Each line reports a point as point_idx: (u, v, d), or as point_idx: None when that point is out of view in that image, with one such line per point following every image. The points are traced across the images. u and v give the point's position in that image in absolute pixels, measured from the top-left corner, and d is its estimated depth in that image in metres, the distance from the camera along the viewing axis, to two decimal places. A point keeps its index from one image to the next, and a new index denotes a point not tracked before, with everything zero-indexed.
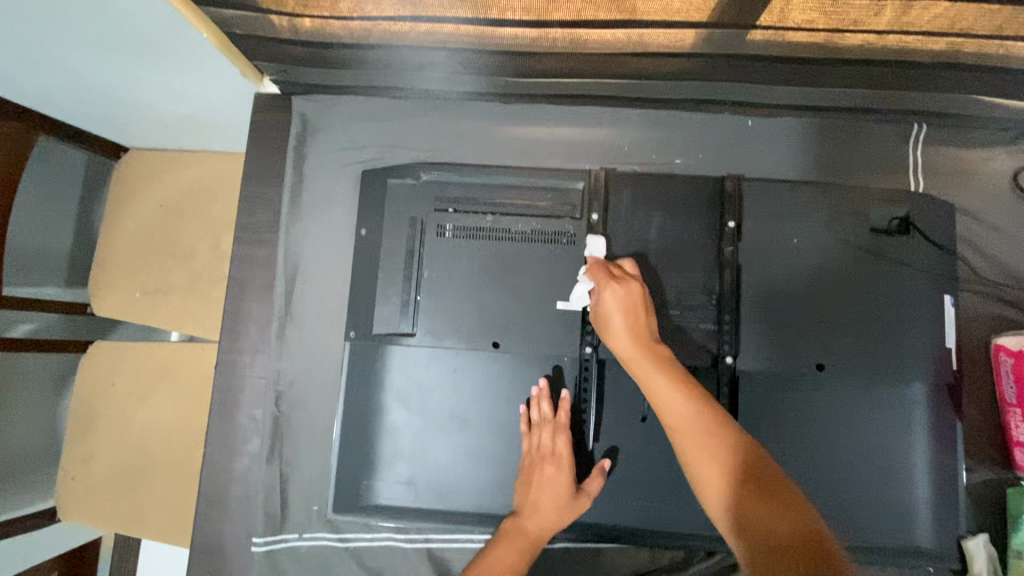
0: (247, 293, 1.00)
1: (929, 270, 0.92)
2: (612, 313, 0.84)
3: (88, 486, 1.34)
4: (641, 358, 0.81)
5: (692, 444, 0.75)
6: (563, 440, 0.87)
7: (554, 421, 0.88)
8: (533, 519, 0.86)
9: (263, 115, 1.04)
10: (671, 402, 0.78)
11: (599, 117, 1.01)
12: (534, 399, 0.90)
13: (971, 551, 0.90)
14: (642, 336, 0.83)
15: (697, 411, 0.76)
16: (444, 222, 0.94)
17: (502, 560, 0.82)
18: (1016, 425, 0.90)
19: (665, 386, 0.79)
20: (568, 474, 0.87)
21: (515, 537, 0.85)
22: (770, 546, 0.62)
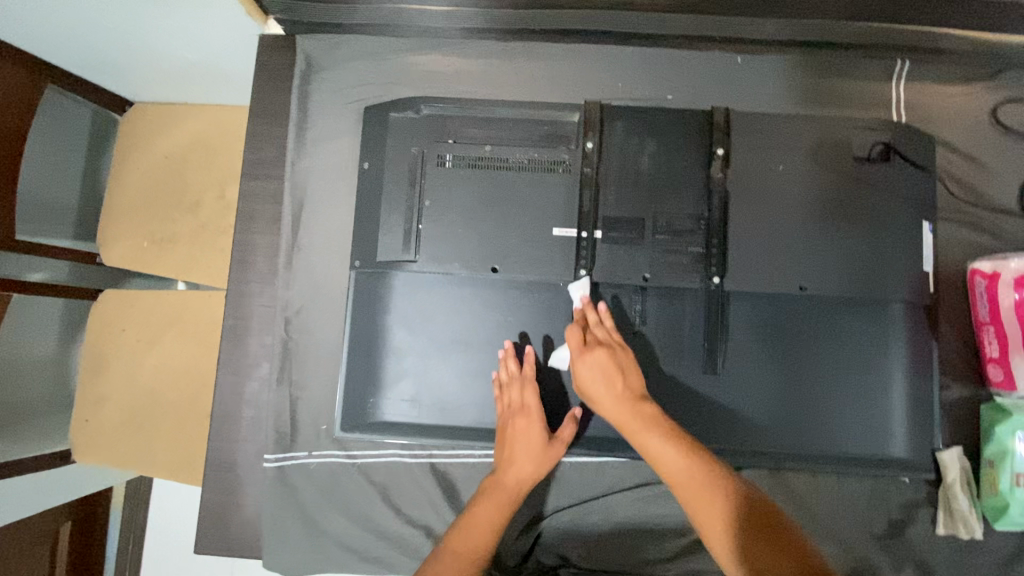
0: (256, 226, 1.05)
1: (908, 196, 0.96)
2: (595, 383, 0.86)
3: (101, 426, 1.38)
4: (628, 420, 0.83)
5: (696, 500, 0.78)
6: (530, 393, 0.91)
7: (521, 377, 0.92)
8: (508, 473, 0.90)
9: (269, 56, 1.09)
10: (667, 461, 0.81)
11: (595, 53, 1.04)
12: (501, 359, 0.94)
13: (945, 462, 0.95)
14: (627, 399, 0.85)
15: (689, 461, 0.80)
16: (444, 152, 0.98)
17: (485, 516, 0.87)
18: (988, 341, 0.95)
19: (659, 446, 0.81)
20: (539, 424, 0.91)
21: (495, 493, 0.89)
22: None
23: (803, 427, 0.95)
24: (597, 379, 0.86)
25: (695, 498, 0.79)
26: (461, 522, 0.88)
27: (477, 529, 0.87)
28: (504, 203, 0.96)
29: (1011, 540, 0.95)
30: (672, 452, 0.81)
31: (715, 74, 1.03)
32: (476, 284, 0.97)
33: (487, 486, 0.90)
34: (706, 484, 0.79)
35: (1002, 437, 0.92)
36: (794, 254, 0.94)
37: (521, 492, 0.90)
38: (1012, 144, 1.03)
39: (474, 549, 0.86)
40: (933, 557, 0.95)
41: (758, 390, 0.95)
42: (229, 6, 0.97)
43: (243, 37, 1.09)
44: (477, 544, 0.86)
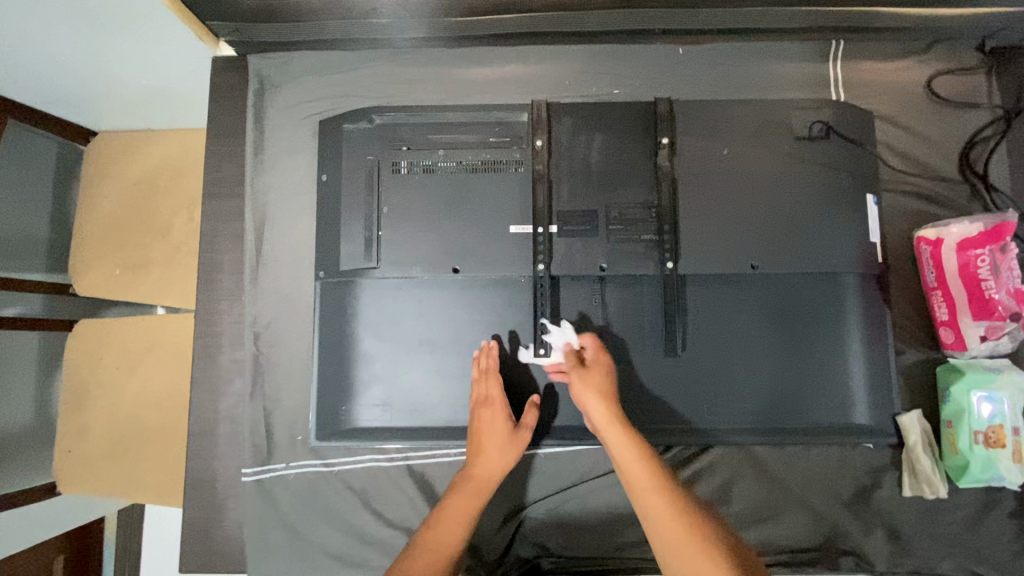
0: (221, 244, 1.06)
1: (850, 171, 0.99)
2: (586, 390, 0.89)
3: (84, 455, 1.39)
4: (605, 419, 0.87)
5: (656, 509, 0.79)
6: (493, 384, 0.94)
7: (486, 370, 0.95)
8: (478, 464, 0.92)
9: (223, 78, 1.11)
10: (631, 463, 0.83)
11: (540, 54, 1.07)
12: (473, 356, 0.98)
13: (906, 425, 0.97)
14: (611, 403, 0.88)
15: (652, 472, 0.82)
16: (399, 159, 1.00)
17: (456, 510, 0.88)
18: (938, 306, 0.98)
19: (622, 445, 0.84)
20: (504, 412, 0.93)
21: (465, 486, 0.91)
22: None
23: (764, 402, 0.97)
24: (588, 387, 0.89)
25: (655, 505, 0.79)
26: (432, 519, 0.88)
27: (446, 524, 0.87)
28: (461, 204, 0.99)
29: (976, 495, 0.98)
30: (637, 456, 0.83)
31: (660, 66, 1.06)
32: (439, 285, 0.99)
33: (458, 480, 0.91)
34: (666, 497, 0.79)
35: (957, 397, 0.95)
36: (744, 235, 0.97)
37: (492, 483, 0.91)
38: (948, 114, 1.07)
39: (443, 546, 0.85)
40: (902, 519, 0.98)
41: (719, 367, 0.98)
42: (179, 29, 0.99)
43: (196, 61, 1.12)
44: (446, 538, 0.86)
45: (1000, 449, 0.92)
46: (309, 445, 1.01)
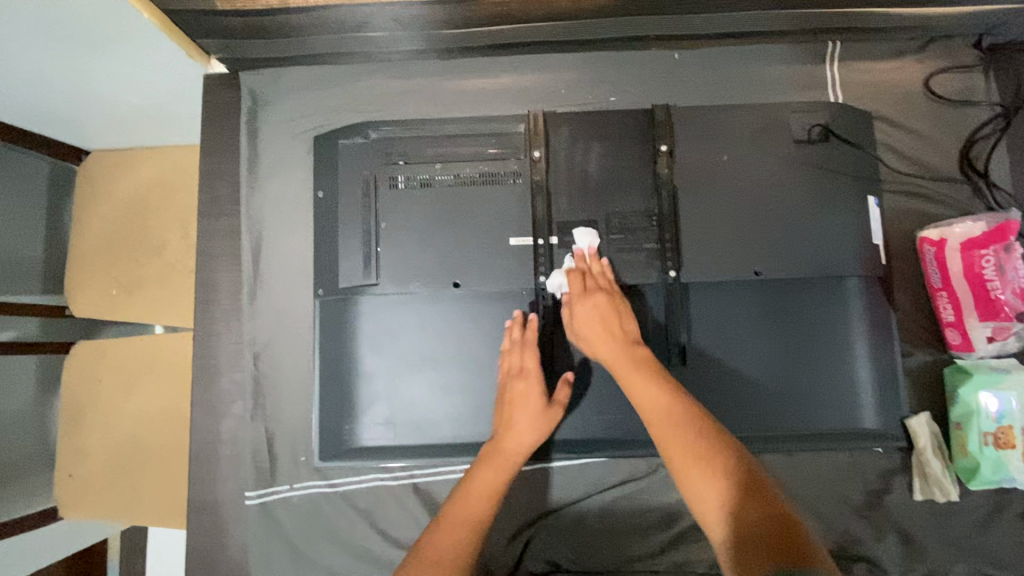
0: (217, 264, 1.05)
1: (851, 172, 0.98)
2: (589, 324, 0.90)
3: (85, 478, 1.37)
4: (618, 358, 0.86)
5: (668, 434, 0.77)
6: (530, 357, 0.93)
7: (522, 341, 0.94)
8: (508, 436, 0.90)
9: (214, 95, 1.10)
10: (649, 399, 0.81)
11: (535, 64, 1.06)
12: (506, 328, 0.96)
13: (914, 428, 0.96)
14: (620, 340, 0.88)
15: (678, 412, 0.78)
16: (396, 174, 0.99)
17: (484, 482, 0.86)
18: (943, 307, 0.97)
19: (643, 387, 0.82)
20: (539, 385, 0.92)
21: (495, 457, 0.88)
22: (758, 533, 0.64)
23: (768, 409, 0.97)
24: (589, 326, 0.90)
25: (673, 437, 0.76)
26: (460, 491, 0.86)
27: (475, 493, 0.85)
28: (459, 216, 0.97)
29: (987, 496, 0.97)
30: (666, 401, 0.80)
31: (656, 72, 1.05)
32: (439, 300, 0.98)
33: (487, 450, 0.89)
34: (683, 421, 0.77)
35: (966, 399, 0.94)
36: (746, 241, 0.96)
37: (522, 456, 0.89)
38: (947, 113, 1.06)
39: (468, 515, 0.83)
40: (912, 523, 0.97)
41: (724, 375, 0.97)
42: (169, 47, 0.99)
43: (187, 79, 1.10)
44: (474, 506, 0.84)
45: (1010, 449, 0.91)
46: (312, 466, 0.99)
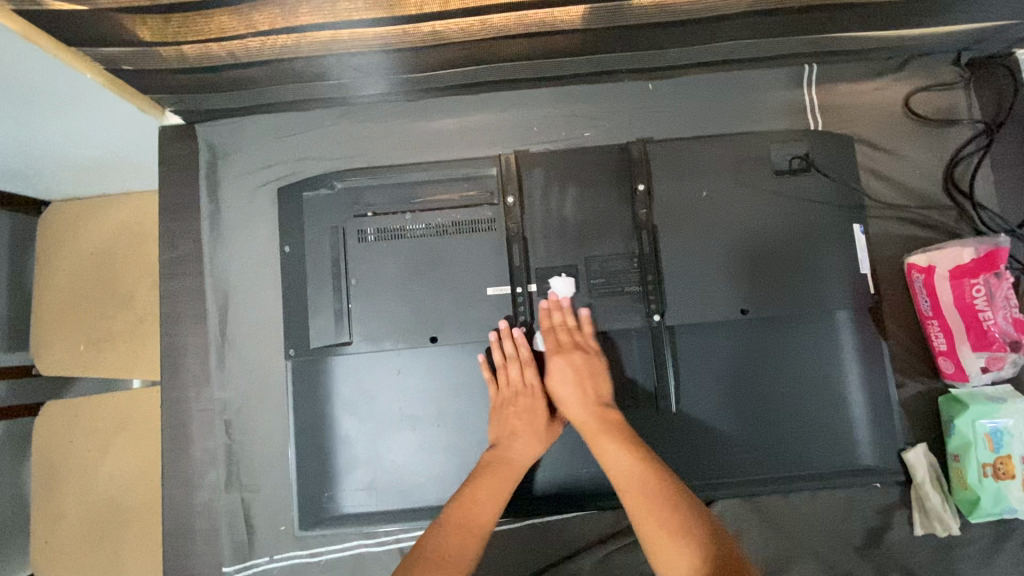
0: (183, 326, 1.00)
1: (836, 203, 0.95)
2: (563, 387, 0.89)
3: (62, 545, 1.32)
4: (590, 423, 0.87)
5: (642, 510, 0.78)
6: (531, 372, 0.91)
7: (520, 357, 0.91)
8: (513, 448, 0.89)
9: (172, 148, 1.05)
10: (620, 467, 0.82)
11: (505, 102, 1.03)
12: (494, 342, 0.92)
13: (912, 462, 0.94)
14: (592, 404, 0.88)
15: (651, 483, 0.79)
16: (365, 226, 0.94)
17: (491, 491, 0.84)
18: (935, 336, 0.94)
19: (614, 454, 0.83)
20: (544, 403, 0.91)
21: (501, 467, 0.87)
22: None
23: (758, 452, 0.94)
24: (561, 386, 0.89)
25: (643, 509, 0.78)
26: (464, 497, 0.84)
27: (479, 501, 0.84)
28: (433, 267, 0.93)
29: (988, 528, 0.95)
30: (637, 473, 0.81)
31: (630, 106, 1.02)
32: (417, 355, 0.95)
33: (491, 461, 0.87)
34: (657, 493, 0.78)
35: (963, 430, 0.92)
36: (731, 279, 0.93)
37: (526, 468, 0.88)
38: (928, 132, 1.03)
39: (478, 525, 0.82)
40: (916, 561, 0.94)
41: (715, 418, 0.94)
42: (116, 103, 0.94)
43: (142, 132, 1.05)
44: (480, 518, 0.82)
45: (1010, 479, 0.89)
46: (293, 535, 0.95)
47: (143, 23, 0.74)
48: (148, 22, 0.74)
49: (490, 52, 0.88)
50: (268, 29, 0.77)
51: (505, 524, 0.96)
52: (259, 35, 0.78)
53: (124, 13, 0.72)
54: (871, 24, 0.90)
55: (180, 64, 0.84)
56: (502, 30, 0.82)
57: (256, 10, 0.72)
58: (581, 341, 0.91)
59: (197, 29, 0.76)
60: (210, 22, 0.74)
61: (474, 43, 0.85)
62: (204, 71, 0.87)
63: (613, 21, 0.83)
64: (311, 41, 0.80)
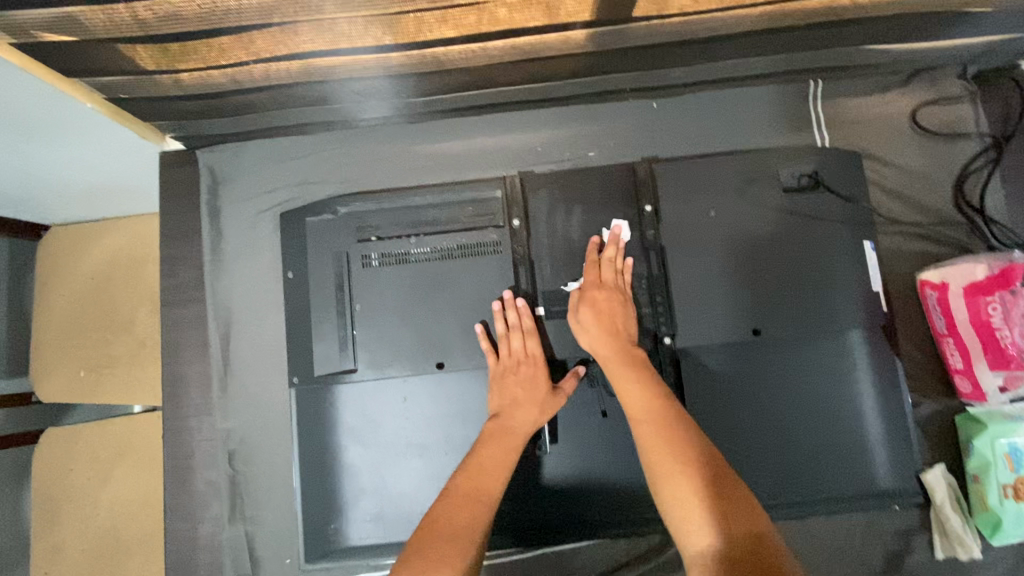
0: (184, 355, 0.99)
1: (847, 221, 0.94)
2: (591, 319, 0.86)
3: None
4: (612, 357, 0.83)
5: (656, 440, 0.73)
6: (532, 341, 0.89)
7: (522, 327, 0.89)
8: (515, 417, 0.85)
9: (172, 173, 1.04)
10: (638, 400, 0.78)
11: (508, 122, 1.02)
12: (497, 312, 0.90)
13: (931, 483, 0.92)
14: (619, 338, 0.85)
15: (665, 416, 0.75)
16: (369, 251, 0.93)
17: (493, 460, 0.80)
18: (952, 354, 0.93)
19: (632, 386, 0.79)
20: (545, 372, 0.88)
21: (503, 437, 0.83)
22: (732, 553, 0.62)
23: (770, 477, 0.92)
24: (590, 317, 0.86)
25: (655, 441, 0.73)
26: (466, 468, 0.80)
27: (485, 469, 0.79)
28: (438, 292, 0.92)
29: (1012, 549, 0.92)
30: (654, 405, 0.76)
31: (634, 124, 1.01)
32: (425, 381, 0.93)
33: (493, 431, 0.83)
34: (672, 427, 0.74)
35: (982, 451, 0.90)
36: (741, 298, 0.91)
37: (526, 437, 0.84)
38: (936, 146, 1.02)
39: (480, 490, 0.77)
40: None
41: (730, 440, 0.92)
42: (115, 130, 0.93)
43: (142, 158, 1.04)
44: (482, 486, 0.78)
45: None
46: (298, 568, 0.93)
47: (141, 52, 0.73)
48: (148, 51, 0.73)
49: (493, 75, 0.88)
50: (270, 55, 0.75)
51: (517, 555, 0.94)
52: (261, 61, 0.77)
53: (122, 44, 0.70)
54: (876, 41, 0.89)
55: (180, 91, 0.83)
56: (506, 53, 0.82)
57: (258, 39, 0.71)
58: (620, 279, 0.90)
59: (197, 57, 0.74)
60: (210, 50, 0.73)
61: (478, 66, 0.84)
62: (205, 98, 0.86)
63: (617, 43, 0.82)
64: (313, 66, 0.79)
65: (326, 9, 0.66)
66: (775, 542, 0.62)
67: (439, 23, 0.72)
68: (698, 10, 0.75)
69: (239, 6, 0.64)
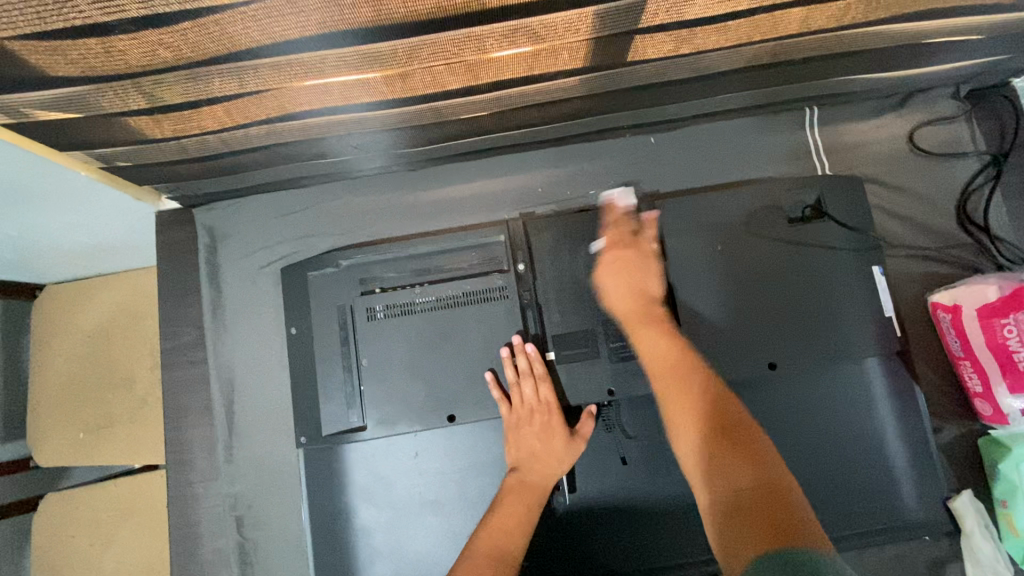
0: (188, 419, 0.99)
1: (854, 248, 0.92)
2: (610, 279, 0.90)
3: None
4: (630, 312, 0.87)
5: (675, 393, 0.78)
6: (546, 388, 0.87)
7: (534, 374, 0.87)
8: (534, 470, 0.88)
9: (171, 233, 1.04)
10: (654, 355, 0.82)
11: (507, 165, 1.02)
12: (507, 358, 0.88)
13: (959, 510, 0.90)
14: (640, 296, 0.88)
15: (681, 364, 0.80)
16: (372, 303, 0.91)
17: (512, 516, 0.83)
18: (970, 376, 0.92)
19: (653, 337, 0.83)
20: (560, 419, 0.88)
21: (522, 491, 0.86)
22: (734, 502, 0.66)
23: None
24: (610, 278, 0.89)
25: (674, 394, 0.78)
26: (486, 524, 0.83)
27: (506, 528, 0.82)
28: (445, 341, 0.90)
29: None
30: (672, 356, 0.81)
31: (631, 158, 1.02)
32: (435, 436, 0.94)
33: (512, 487, 0.86)
34: (684, 377, 0.78)
35: (1008, 474, 0.89)
36: (751, 334, 0.90)
37: (547, 490, 0.87)
38: (936, 166, 1.02)
39: (501, 550, 0.80)
40: None
41: None
42: (112, 195, 0.92)
43: (139, 218, 1.04)
44: (502, 547, 0.80)
45: None
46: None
47: (137, 123, 0.72)
48: (144, 122, 0.72)
49: (490, 122, 0.87)
50: (267, 117, 0.74)
51: None
52: (257, 123, 0.76)
53: (118, 116, 0.70)
54: (871, 68, 0.89)
55: (176, 155, 0.82)
56: (502, 102, 0.81)
57: (255, 104, 0.71)
58: (641, 241, 0.93)
59: (193, 123, 0.74)
60: (207, 117, 0.72)
61: (475, 114, 0.84)
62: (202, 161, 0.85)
63: (612, 86, 0.82)
64: (310, 124, 0.78)
65: (323, 73, 0.65)
66: (782, 483, 0.66)
67: (436, 78, 0.71)
68: (696, 51, 0.75)
69: (237, 75, 0.63)
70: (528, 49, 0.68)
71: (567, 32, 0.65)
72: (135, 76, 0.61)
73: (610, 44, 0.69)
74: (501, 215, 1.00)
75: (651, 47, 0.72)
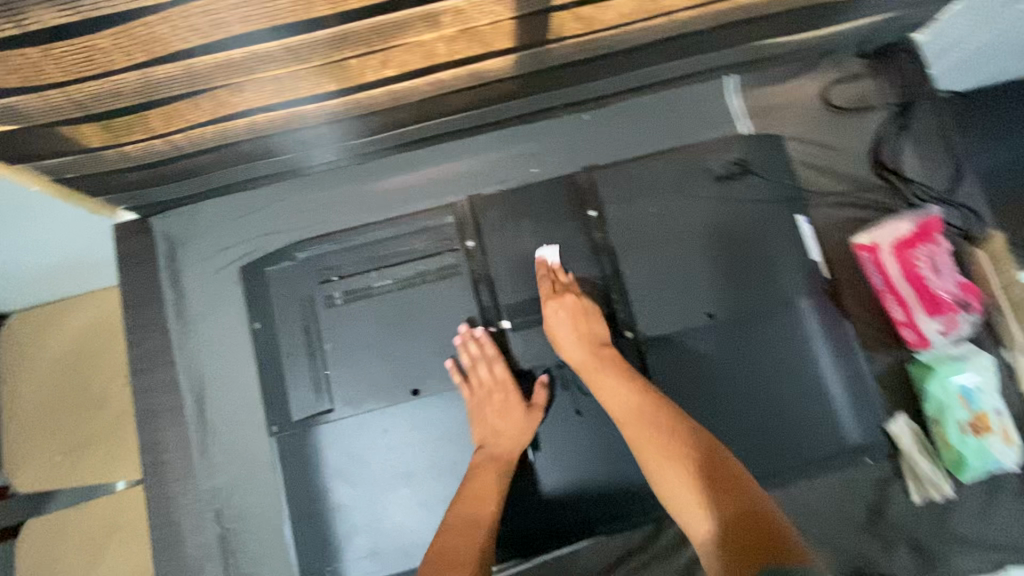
0: (159, 422, 1.01)
1: (776, 199, 1.00)
2: (559, 326, 0.93)
3: None
4: (586, 358, 0.92)
5: (643, 433, 0.84)
6: (498, 367, 0.95)
7: (486, 356, 0.95)
8: (500, 445, 0.93)
9: (129, 244, 1.06)
10: (621, 404, 0.87)
11: (454, 150, 1.06)
12: (461, 345, 0.96)
13: (896, 434, 0.96)
14: (590, 342, 0.93)
15: (648, 408, 0.86)
16: (332, 291, 0.99)
17: (483, 487, 0.90)
18: (893, 307, 0.98)
19: (614, 386, 0.89)
20: (517, 395, 0.96)
21: (490, 465, 0.92)
22: (729, 546, 0.70)
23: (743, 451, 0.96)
24: (554, 318, 0.93)
25: (648, 437, 0.83)
26: (458, 498, 0.90)
27: (479, 498, 0.89)
28: (415, 332, 0.98)
29: (981, 485, 0.97)
30: (641, 404, 0.86)
31: (568, 133, 1.07)
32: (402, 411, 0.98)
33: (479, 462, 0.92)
34: (650, 419, 0.84)
35: (936, 394, 0.95)
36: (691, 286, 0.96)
37: (513, 460, 0.93)
38: (850, 120, 1.10)
39: (475, 524, 0.87)
40: (920, 529, 0.96)
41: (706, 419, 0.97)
42: (64, 209, 0.94)
43: (96, 232, 1.05)
44: (477, 519, 0.87)
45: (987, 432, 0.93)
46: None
47: (80, 130, 0.74)
48: (88, 129, 0.75)
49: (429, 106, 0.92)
50: (209, 114, 0.78)
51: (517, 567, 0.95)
52: (201, 122, 0.79)
53: (60, 124, 0.72)
54: (778, 31, 0.96)
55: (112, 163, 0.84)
56: (436, 85, 0.86)
57: (200, 105, 0.75)
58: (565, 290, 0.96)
59: (136, 127, 0.76)
60: (149, 118, 0.75)
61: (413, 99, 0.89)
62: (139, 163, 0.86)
63: (538, 63, 0.87)
64: (252, 120, 0.82)
65: (256, 66, 0.69)
66: (764, 510, 0.73)
67: (367, 65, 0.76)
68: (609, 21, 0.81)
69: (179, 78, 0.67)
70: (450, 30, 0.73)
71: (483, 13, 0.70)
72: (72, 82, 0.64)
73: (525, 19, 0.74)
74: (452, 200, 1.04)
75: (564, 20, 0.77)
